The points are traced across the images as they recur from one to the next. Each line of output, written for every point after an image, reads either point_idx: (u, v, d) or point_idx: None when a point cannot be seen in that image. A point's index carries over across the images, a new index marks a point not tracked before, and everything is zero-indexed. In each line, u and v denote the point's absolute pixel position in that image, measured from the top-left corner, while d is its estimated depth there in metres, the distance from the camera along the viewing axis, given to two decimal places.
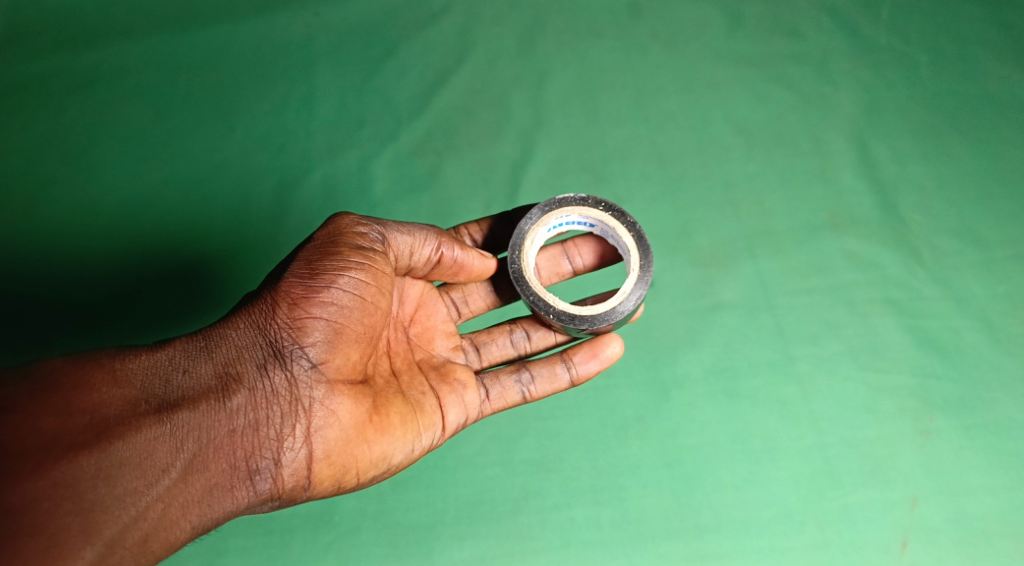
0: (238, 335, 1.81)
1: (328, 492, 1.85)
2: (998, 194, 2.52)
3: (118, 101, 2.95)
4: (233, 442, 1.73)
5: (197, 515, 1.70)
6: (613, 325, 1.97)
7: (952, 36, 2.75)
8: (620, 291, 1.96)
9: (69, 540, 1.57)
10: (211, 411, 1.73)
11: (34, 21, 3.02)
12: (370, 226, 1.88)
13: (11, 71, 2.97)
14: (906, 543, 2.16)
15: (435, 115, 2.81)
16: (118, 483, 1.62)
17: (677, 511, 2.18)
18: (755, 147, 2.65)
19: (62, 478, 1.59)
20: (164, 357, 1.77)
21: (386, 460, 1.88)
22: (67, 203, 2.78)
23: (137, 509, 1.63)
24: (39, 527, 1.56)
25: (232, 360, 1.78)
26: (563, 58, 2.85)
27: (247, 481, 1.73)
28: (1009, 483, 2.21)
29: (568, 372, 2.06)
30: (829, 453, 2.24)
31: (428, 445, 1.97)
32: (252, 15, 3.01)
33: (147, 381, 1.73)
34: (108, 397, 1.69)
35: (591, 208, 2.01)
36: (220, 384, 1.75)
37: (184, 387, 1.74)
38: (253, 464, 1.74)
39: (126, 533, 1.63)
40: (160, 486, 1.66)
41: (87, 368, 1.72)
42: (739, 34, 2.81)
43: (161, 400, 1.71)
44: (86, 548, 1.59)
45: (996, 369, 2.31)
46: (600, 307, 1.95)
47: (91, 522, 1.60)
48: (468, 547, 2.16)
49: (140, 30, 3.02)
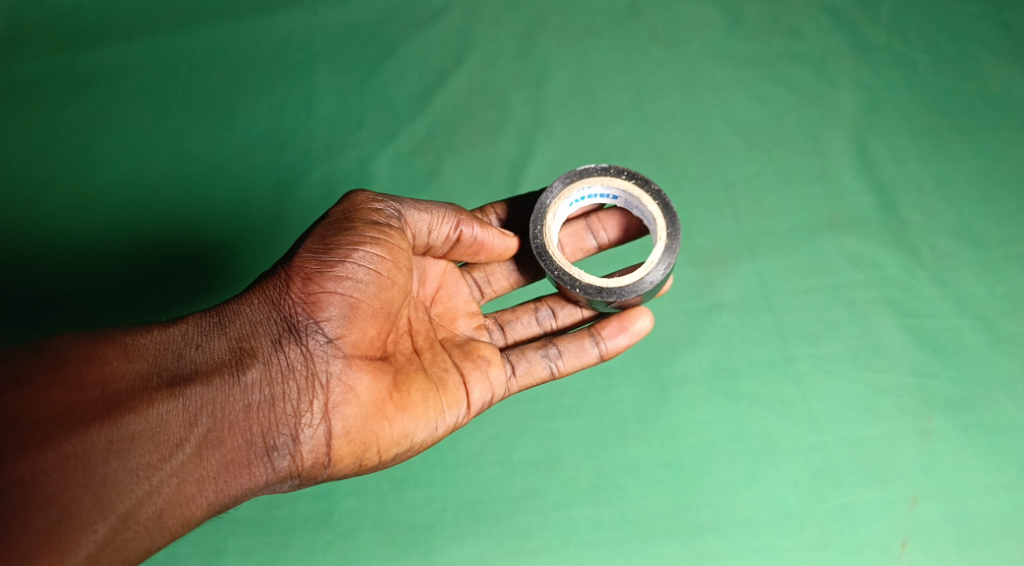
0: (252, 310, 1.81)
1: (349, 470, 1.84)
2: (997, 194, 2.52)
3: (118, 100, 2.94)
4: (249, 417, 1.72)
5: (213, 491, 1.69)
6: (642, 297, 1.97)
7: (952, 35, 2.75)
8: (647, 261, 1.96)
9: (81, 513, 1.58)
10: (224, 385, 1.73)
11: (33, 21, 3.02)
12: (385, 202, 1.88)
13: (10, 70, 2.97)
14: (906, 543, 2.16)
15: (434, 115, 2.81)
16: (131, 456, 1.62)
17: (677, 511, 2.18)
18: (754, 146, 2.65)
19: (73, 450, 1.59)
20: (177, 333, 1.77)
21: (408, 437, 1.87)
22: (69, 200, 2.79)
23: (151, 483, 1.63)
24: (50, 499, 1.56)
25: (246, 335, 1.78)
26: (562, 58, 2.85)
27: (264, 458, 1.73)
28: (1009, 483, 2.21)
29: (597, 347, 2.04)
30: (829, 452, 2.24)
31: (453, 424, 1.96)
32: (252, 15, 3.01)
33: (159, 355, 1.73)
34: (120, 370, 1.69)
35: (613, 177, 2.03)
36: (234, 360, 1.76)
37: (198, 362, 1.74)
38: (271, 440, 1.73)
39: (140, 507, 1.63)
40: (174, 461, 1.66)
41: (100, 343, 1.72)
42: (739, 33, 2.81)
43: (174, 374, 1.71)
44: (99, 522, 1.59)
45: (996, 369, 2.31)
46: (627, 278, 1.95)
47: (103, 496, 1.60)
48: (467, 547, 2.16)
49: (139, 29, 3.02)
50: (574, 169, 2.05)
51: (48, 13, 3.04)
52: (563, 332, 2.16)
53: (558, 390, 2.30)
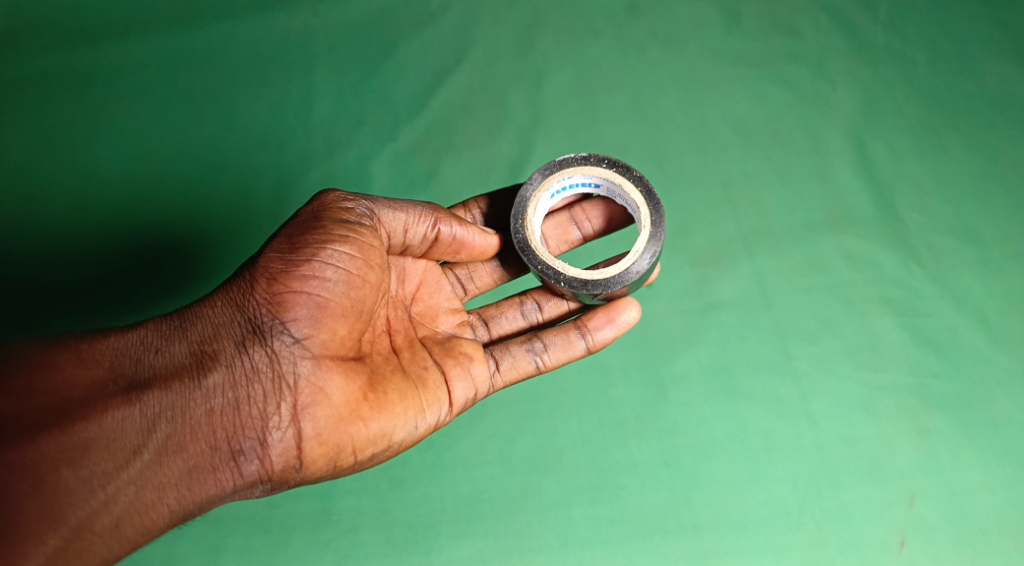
0: (214, 312, 1.81)
1: (325, 473, 1.83)
2: (996, 193, 2.52)
3: (116, 100, 2.94)
4: (212, 421, 1.73)
5: (174, 499, 1.70)
6: (628, 287, 1.98)
7: (951, 35, 2.75)
8: (632, 252, 1.97)
9: (33, 523, 1.59)
10: (184, 390, 1.73)
11: (29, 19, 3.00)
12: (357, 202, 1.89)
13: (9, 69, 2.97)
14: (904, 542, 2.16)
15: (433, 114, 2.81)
16: (84, 465, 1.63)
17: (676, 510, 2.18)
18: (753, 146, 2.65)
19: (20, 460, 1.59)
20: (137, 338, 1.79)
21: (386, 438, 1.85)
22: (65, 198, 2.79)
23: (107, 491, 1.64)
24: (1, 508, 1.58)
25: (207, 338, 1.79)
26: (562, 58, 2.86)
27: (230, 463, 1.73)
28: (1006, 481, 2.21)
29: (583, 340, 2.07)
30: (827, 451, 2.24)
31: (433, 423, 1.96)
32: (250, 14, 3.01)
33: (116, 361, 1.75)
34: (74, 377, 1.70)
35: (594, 165, 2.02)
36: (194, 362, 1.76)
37: (156, 366, 1.75)
38: (237, 444, 1.73)
39: (97, 516, 1.63)
40: (132, 468, 1.67)
41: (54, 350, 1.74)
42: (738, 32, 2.81)
43: (130, 380, 1.73)
44: (51, 532, 1.60)
45: (994, 368, 2.32)
46: (613, 270, 1.96)
47: (53, 505, 1.60)
48: (467, 546, 2.16)
49: (138, 28, 3.02)
50: (554, 159, 2.04)
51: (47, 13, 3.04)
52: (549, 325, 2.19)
53: (556, 389, 2.30)
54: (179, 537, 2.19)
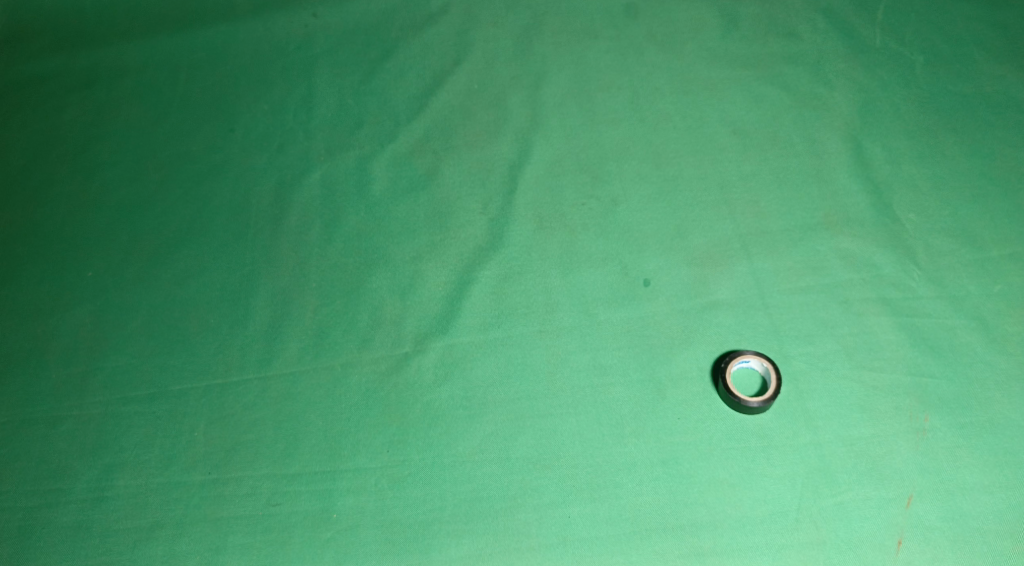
0: (210, 282, 2.60)
1: (268, 405, 2.35)
2: (993, 193, 2.51)
3: (121, 102, 3.09)
4: (149, 378, 2.44)
5: (77, 434, 2.37)
6: (733, 410, 2.21)
7: (946, 37, 2.85)
8: (728, 409, 2.22)
9: (45, 383, 2.46)
10: (155, 326, 2.53)
11: (56, 31, 3.30)
12: None
13: (24, 74, 3.22)
14: (901, 541, 2.02)
15: (433, 117, 2.88)
16: (86, 346, 2.51)
17: (675, 509, 2.10)
18: (749, 146, 2.70)
19: (51, 326, 2.57)
20: (165, 320, 2.54)
21: (291, 392, 2.37)
22: (67, 203, 2.84)
23: (93, 399, 2.42)
24: (42, 361, 2.50)
25: (183, 295, 2.58)
26: (560, 61, 2.98)
27: (70, 401, 2.42)
28: (1005, 482, 2.08)
29: (677, 384, 2.27)
30: (824, 450, 2.15)
31: (302, 378, 2.38)
32: (260, 25, 3.21)
33: (141, 312, 2.57)
34: (115, 296, 2.61)
35: (716, 404, 2.23)
36: (178, 308, 2.56)
37: (173, 307, 2.56)
38: (120, 392, 2.42)
39: (59, 416, 2.41)
40: (122, 399, 2.41)
41: (26, 273, 2.69)
42: (734, 34, 2.97)
43: (156, 308, 2.57)
44: (42, 396, 2.44)
45: (992, 369, 2.23)
46: (705, 413, 2.22)
47: (49, 372, 2.48)
48: (466, 544, 2.10)
49: (152, 34, 3.24)
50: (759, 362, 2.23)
51: (67, 35, 3.29)
52: (603, 353, 2.34)
53: (555, 390, 2.30)
54: (180, 537, 2.18)
